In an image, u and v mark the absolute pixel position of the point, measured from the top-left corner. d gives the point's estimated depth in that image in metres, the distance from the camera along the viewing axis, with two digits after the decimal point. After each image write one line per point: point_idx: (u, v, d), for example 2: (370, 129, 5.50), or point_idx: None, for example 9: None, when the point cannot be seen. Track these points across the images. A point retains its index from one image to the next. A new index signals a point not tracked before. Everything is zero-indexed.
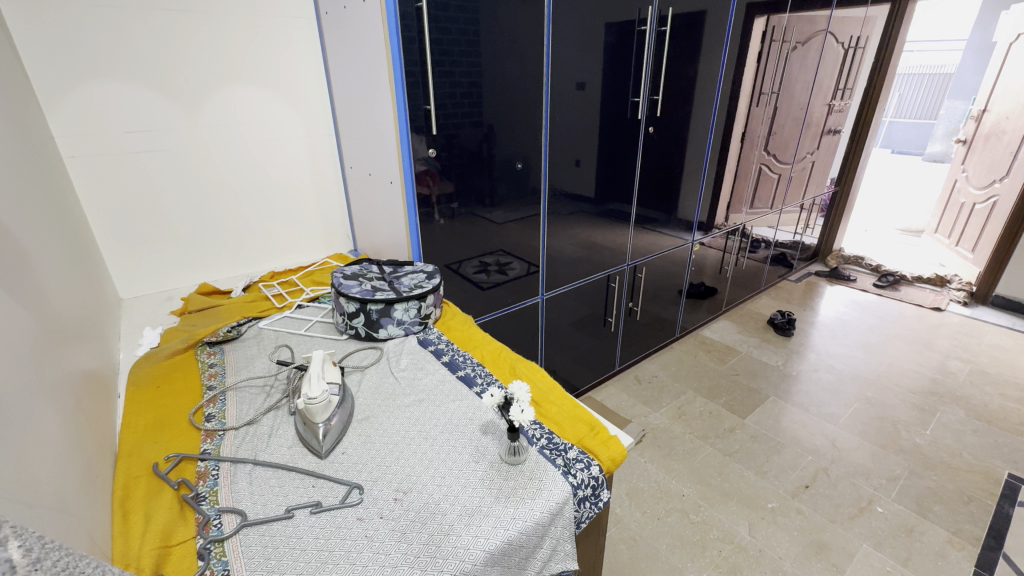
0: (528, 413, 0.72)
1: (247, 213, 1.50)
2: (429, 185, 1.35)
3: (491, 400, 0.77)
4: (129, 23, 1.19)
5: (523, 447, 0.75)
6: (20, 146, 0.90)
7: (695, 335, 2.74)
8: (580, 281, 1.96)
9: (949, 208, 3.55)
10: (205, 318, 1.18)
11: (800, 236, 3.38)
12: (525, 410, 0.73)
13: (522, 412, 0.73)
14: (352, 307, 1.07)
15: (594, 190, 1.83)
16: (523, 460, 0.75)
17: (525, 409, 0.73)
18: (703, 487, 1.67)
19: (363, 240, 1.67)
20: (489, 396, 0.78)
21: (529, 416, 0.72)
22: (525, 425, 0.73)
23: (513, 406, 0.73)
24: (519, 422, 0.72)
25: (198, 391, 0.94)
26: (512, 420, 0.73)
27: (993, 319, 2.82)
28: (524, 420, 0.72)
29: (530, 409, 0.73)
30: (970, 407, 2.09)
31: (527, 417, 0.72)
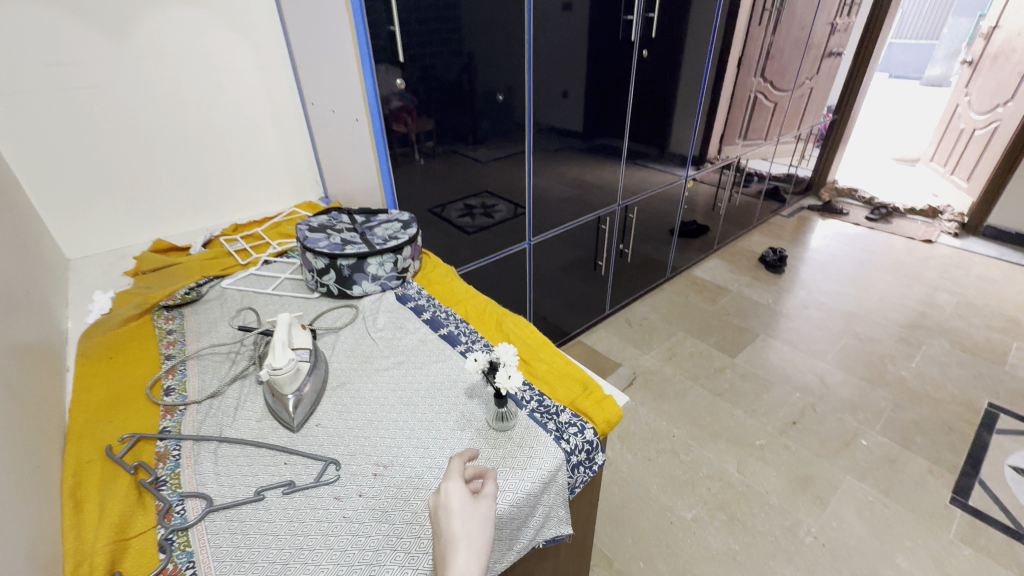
0: (516, 378, 0.66)
1: (201, 159, 1.35)
2: (406, 123, 1.23)
3: (475, 366, 0.71)
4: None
5: (511, 412, 0.70)
6: None
7: (686, 274, 2.69)
8: (569, 224, 1.86)
9: (948, 135, 3.43)
10: (161, 279, 1.08)
11: (795, 169, 3.27)
12: (512, 376, 0.66)
13: (509, 377, 0.67)
14: (321, 264, 0.98)
15: (582, 124, 1.69)
16: (511, 427, 0.70)
17: (513, 375, 0.67)
18: (693, 427, 1.69)
19: (333, 185, 1.53)
20: (473, 360, 0.71)
21: (517, 383, 0.66)
22: (513, 391, 0.67)
23: (499, 371, 0.67)
24: (506, 388, 0.66)
25: (155, 362, 0.86)
26: (499, 387, 0.67)
27: (982, 250, 2.81)
28: (512, 386, 0.66)
29: (518, 374, 0.67)
30: (955, 339, 2.11)
31: (515, 384, 0.66)
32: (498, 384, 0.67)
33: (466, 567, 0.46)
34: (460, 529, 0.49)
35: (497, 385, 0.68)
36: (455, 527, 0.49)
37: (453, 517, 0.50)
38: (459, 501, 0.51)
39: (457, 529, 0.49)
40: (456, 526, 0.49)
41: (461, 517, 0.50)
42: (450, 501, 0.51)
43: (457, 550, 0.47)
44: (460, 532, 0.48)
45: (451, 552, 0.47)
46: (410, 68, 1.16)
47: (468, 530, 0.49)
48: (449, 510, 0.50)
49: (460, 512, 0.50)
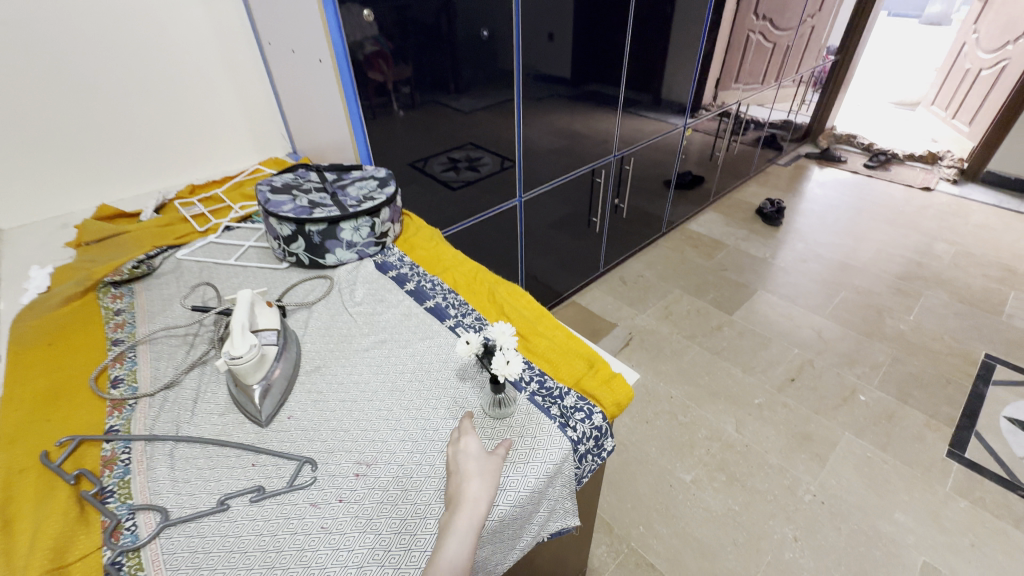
0: (515, 364, 0.57)
1: (144, 111, 1.16)
2: (383, 71, 1.08)
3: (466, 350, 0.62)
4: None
5: (510, 398, 0.61)
6: None
7: (682, 228, 2.60)
8: (562, 178, 1.73)
9: (952, 76, 3.29)
10: (107, 251, 0.95)
11: (794, 115, 3.12)
12: (512, 361, 0.57)
13: (507, 363, 0.58)
14: (287, 231, 0.86)
15: (570, 70, 1.53)
16: (510, 415, 0.61)
17: (512, 360, 0.58)
18: (691, 387, 1.65)
19: (300, 139, 1.38)
20: (464, 344, 0.62)
21: (516, 369, 0.57)
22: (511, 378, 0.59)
23: (495, 355, 0.58)
24: (504, 375, 0.57)
25: (101, 349, 0.75)
26: (496, 373, 0.58)
27: (981, 197, 2.75)
28: (511, 372, 0.57)
29: (517, 358, 0.58)
30: (953, 289, 2.08)
31: (514, 370, 0.57)
32: (494, 371, 0.58)
33: (478, 494, 0.49)
34: (473, 465, 0.51)
35: (492, 372, 0.59)
36: (469, 465, 0.50)
37: (469, 455, 0.52)
38: (475, 446, 0.53)
39: (472, 466, 0.51)
40: (471, 461, 0.51)
41: (474, 455, 0.52)
42: (466, 443, 0.53)
43: (468, 482, 0.49)
44: (474, 468, 0.50)
45: (464, 484, 0.49)
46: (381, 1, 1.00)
47: (482, 465, 0.50)
48: (464, 451, 0.52)
49: (475, 455, 0.52)
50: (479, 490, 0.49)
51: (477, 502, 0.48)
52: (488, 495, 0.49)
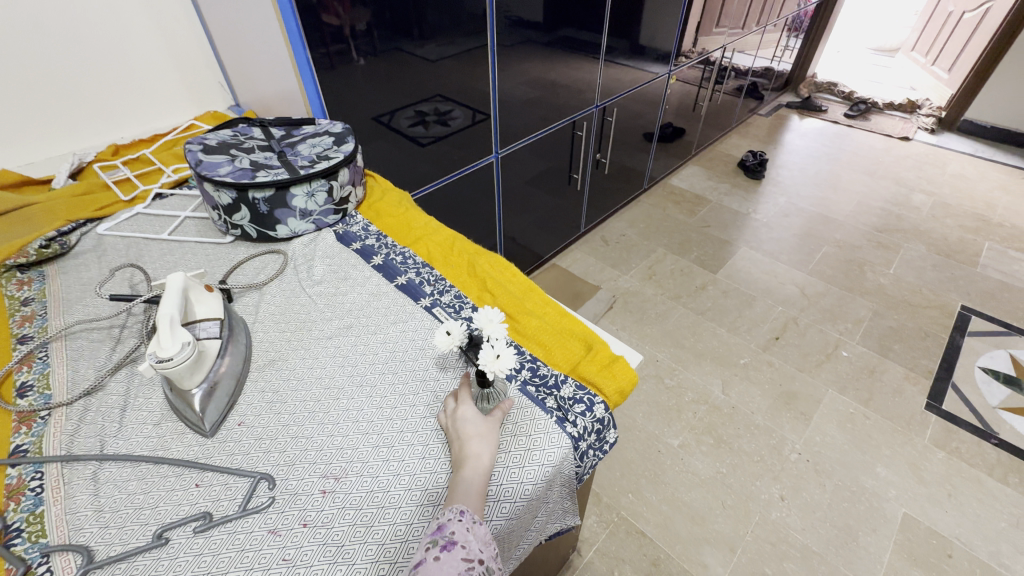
0: (506, 357, 0.48)
1: (40, 54, 0.95)
2: (338, 14, 0.93)
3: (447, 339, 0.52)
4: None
5: (500, 390, 0.53)
6: None
7: (663, 184, 2.51)
8: (540, 132, 1.60)
9: (933, 19, 3.21)
10: (11, 227, 0.80)
11: (776, 62, 3.01)
12: (501, 354, 0.48)
13: (497, 357, 0.49)
14: (228, 199, 0.73)
15: (545, 12, 1.37)
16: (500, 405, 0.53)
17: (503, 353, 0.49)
18: (677, 350, 1.61)
19: (244, 91, 1.20)
20: (444, 338, 0.53)
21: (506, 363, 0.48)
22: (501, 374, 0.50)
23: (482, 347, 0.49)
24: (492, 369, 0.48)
25: (5, 349, 0.62)
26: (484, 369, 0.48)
27: (958, 147, 2.74)
28: (502, 368, 0.48)
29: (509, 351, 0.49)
30: (930, 241, 2.09)
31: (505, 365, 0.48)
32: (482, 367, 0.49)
33: (480, 451, 0.48)
34: (472, 424, 0.49)
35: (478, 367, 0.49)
36: (466, 428, 0.49)
37: (466, 412, 0.51)
38: (472, 411, 0.51)
39: (470, 425, 0.49)
40: (469, 419, 0.50)
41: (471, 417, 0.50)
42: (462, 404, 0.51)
43: (469, 439, 0.48)
44: (473, 431, 0.49)
45: (463, 445, 0.48)
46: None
47: (482, 422, 0.50)
48: (461, 409, 0.51)
49: (471, 417, 0.50)
50: (484, 445, 0.48)
51: (479, 459, 0.47)
52: (491, 450, 0.48)
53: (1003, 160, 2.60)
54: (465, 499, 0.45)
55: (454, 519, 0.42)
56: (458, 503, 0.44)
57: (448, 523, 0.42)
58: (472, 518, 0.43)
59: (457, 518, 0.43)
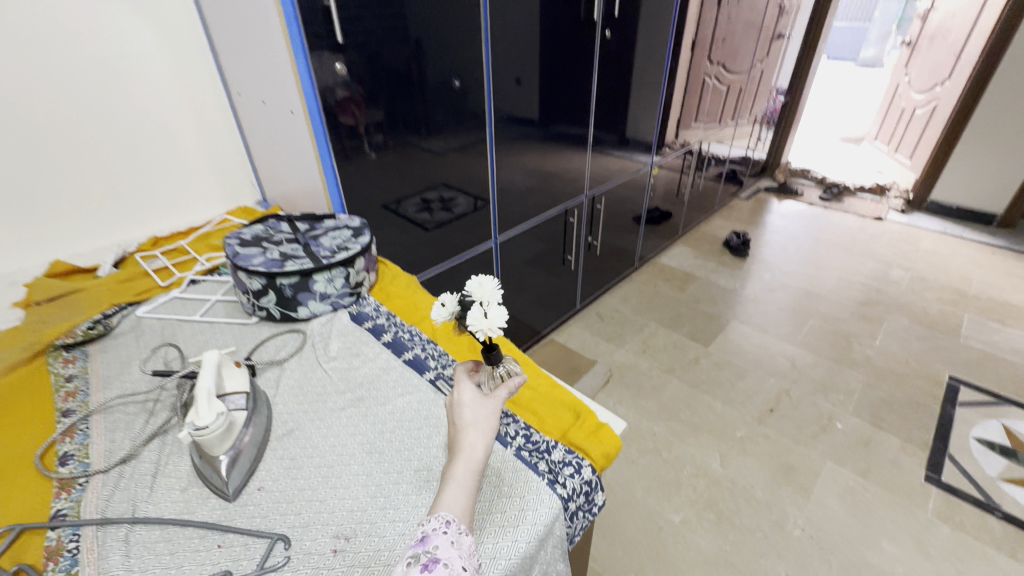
0: (495, 319, 0.61)
1: (101, 161, 1.11)
2: (354, 114, 1.09)
3: (443, 314, 0.65)
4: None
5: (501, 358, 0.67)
6: None
7: (653, 262, 2.65)
8: (536, 219, 1.76)
9: (890, 114, 3.57)
10: (60, 311, 0.90)
11: (751, 152, 3.29)
12: (491, 318, 0.61)
13: (488, 319, 0.62)
14: (257, 285, 0.83)
15: (538, 112, 1.57)
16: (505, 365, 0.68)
17: (489, 311, 0.62)
18: (673, 423, 1.64)
19: (272, 189, 1.35)
20: (438, 309, 0.65)
21: (497, 320, 0.61)
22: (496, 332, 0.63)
23: (469, 313, 0.62)
24: (486, 330, 0.61)
25: (49, 422, 0.69)
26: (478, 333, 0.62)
27: (928, 225, 2.92)
28: (492, 327, 0.61)
29: (496, 313, 0.61)
30: (911, 313, 2.18)
31: (495, 321, 0.61)
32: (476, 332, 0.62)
33: (474, 442, 0.53)
34: (469, 413, 0.56)
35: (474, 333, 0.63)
36: (463, 416, 0.56)
37: (465, 404, 0.57)
38: (469, 397, 0.58)
39: (467, 414, 0.56)
40: (470, 408, 0.57)
41: (474, 404, 0.57)
42: (462, 395, 0.59)
43: (465, 428, 0.55)
44: (468, 418, 0.55)
45: (461, 433, 0.54)
46: (353, 40, 1.01)
47: (476, 416, 0.56)
48: (459, 396, 0.58)
49: (468, 403, 0.57)
50: (479, 435, 0.54)
51: (473, 451, 0.53)
52: (484, 442, 0.54)
53: (972, 237, 2.77)
54: (450, 508, 0.48)
55: (437, 532, 0.45)
56: (444, 509, 0.47)
57: (433, 535, 0.45)
58: (457, 528, 0.46)
59: (442, 527, 0.46)
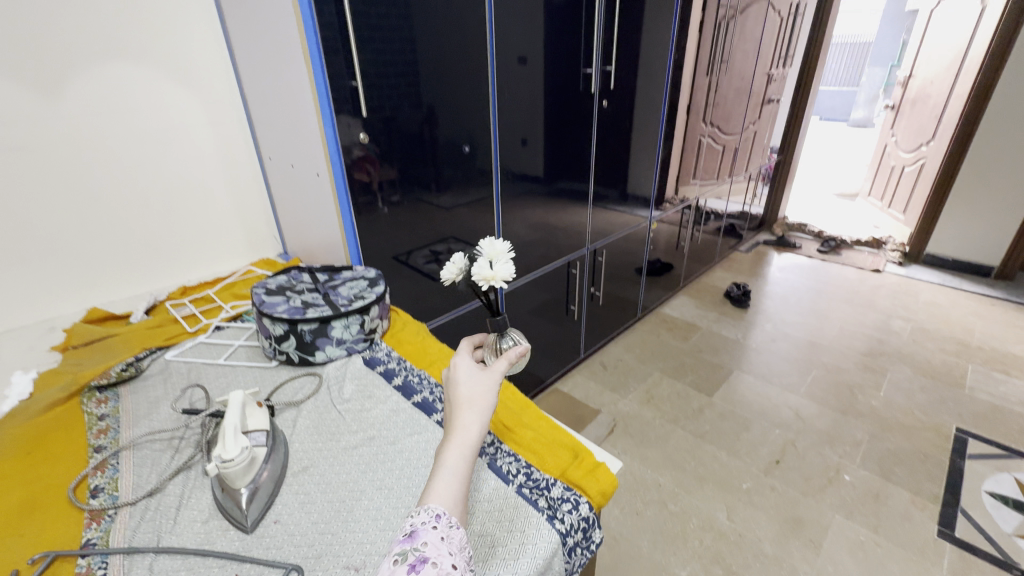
0: (500, 272, 0.68)
1: (143, 218, 1.22)
2: (369, 172, 1.18)
3: (452, 272, 0.72)
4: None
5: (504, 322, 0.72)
6: None
7: (656, 313, 2.71)
8: (540, 270, 1.84)
9: (881, 172, 3.73)
10: (95, 355, 0.96)
11: (748, 207, 3.41)
12: (495, 271, 0.68)
13: (493, 273, 0.68)
14: (280, 330, 0.89)
15: (543, 169, 1.69)
16: (511, 335, 0.73)
17: (495, 265, 0.69)
18: (678, 474, 1.63)
19: (293, 242, 1.45)
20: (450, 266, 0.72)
21: (501, 275, 0.68)
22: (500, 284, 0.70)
23: (475, 265, 0.69)
24: (491, 282, 0.68)
25: (82, 457, 0.74)
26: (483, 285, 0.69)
27: (926, 277, 2.98)
28: (496, 278, 0.68)
29: (501, 267, 0.68)
30: (914, 364, 2.19)
31: (498, 273, 0.68)
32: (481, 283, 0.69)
33: (468, 422, 0.53)
34: (465, 391, 0.56)
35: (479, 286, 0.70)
36: (459, 394, 0.56)
37: (459, 386, 0.57)
38: (465, 376, 0.58)
39: (462, 393, 0.56)
40: (465, 390, 0.57)
41: (470, 384, 0.57)
42: (458, 375, 0.59)
43: (460, 408, 0.55)
44: (463, 397, 0.55)
45: (456, 413, 0.54)
46: (375, 108, 1.14)
47: (470, 397, 0.56)
48: (457, 375, 0.59)
49: (464, 381, 0.57)
50: (472, 417, 0.54)
51: (466, 431, 0.53)
52: (477, 423, 0.53)
53: (971, 288, 2.81)
54: (441, 500, 0.47)
55: (426, 527, 0.45)
56: (436, 501, 0.47)
57: (422, 529, 0.45)
58: (448, 521, 0.46)
59: (432, 521, 0.46)
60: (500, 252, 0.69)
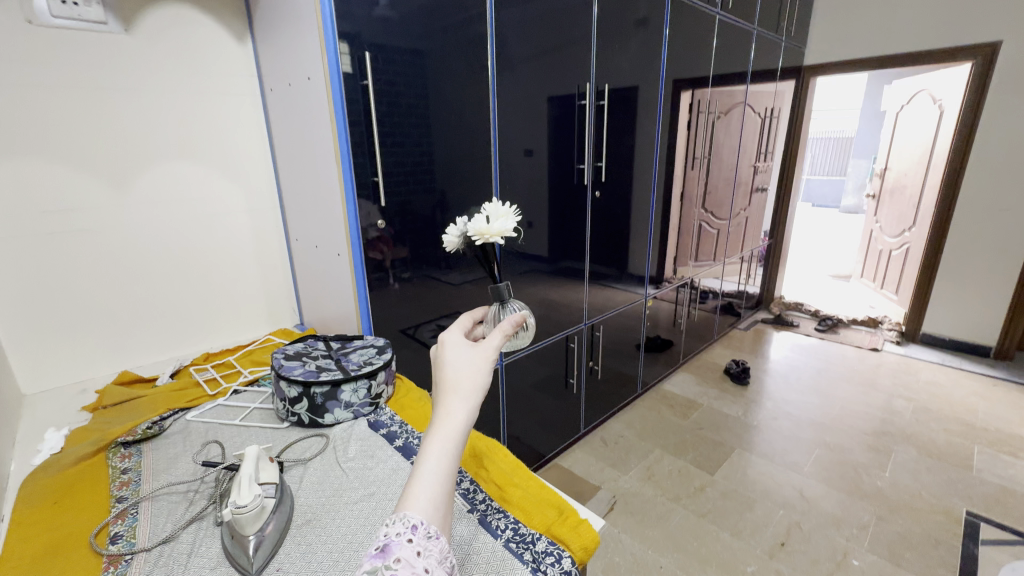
0: (496, 226, 0.69)
1: (179, 291, 1.35)
2: (382, 250, 1.32)
3: (452, 240, 0.73)
4: (59, 91, 1.09)
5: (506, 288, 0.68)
6: None
7: (657, 389, 2.73)
8: (540, 343, 1.92)
9: (870, 255, 3.90)
10: (123, 414, 1.05)
11: (744, 286, 3.53)
12: (491, 224, 0.69)
13: (489, 227, 0.70)
14: (294, 392, 0.98)
15: (547, 250, 1.86)
16: (514, 304, 0.69)
17: (491, 222, 0.70)
18: (680, 554, 1.59)
19: (310, 314, 1.57)
20: (448, 235, 0.73)
21: (496, 229, 0.69)
22: (498, 240, 0.71)
23: (471, 222, 0.70)
24: (486, 237, 0.70)
25: (104, 507, 0.80)
26: (479, 240, 0.70)
27: (925, 357, 3.01)
28: (494, 232, 0.69)
29: (497, 222, 0.69)
30: (919, 444, 2.17)
31: (492, 227, 0.69)
32: (477, 239, 0.71)
33: (454, 410, 0.48)
34: (453, 374, 0.50)
35: (477, 243, 0.71)
36: (445, 378, 0.50)
37: (446, 366, 0.51)
38: (455, 356, 0.52)
39: (450, 376, 0.50)
40: (452, 374, 0.50)
41: (458, 365, 0.51)
42: (446, 353, 0.53)
43: (446, 396, 0.49)
44: (450, 381, 0.49)
45: (442, 400, 0.49)
46: (393, 197, 1.30)
47: (457, 380, 0.49)
48: (445, 354, 0.52)
49: (452, 362, 0.51)
50: (457, 406, 0.48)
51: (452, 422, 0.47)
52: (465, 411, 0.48)
53: (971, 368, 2.84)
54: (419, 508, 0.43)
55: (401, 539, 0.41)
56: (414, 510, 0.43)
57: (396, 543, 0.41)
58: (426, 532, 0.43)
59: (407, 533, 0.42)
60: (496, 209, 0.71)
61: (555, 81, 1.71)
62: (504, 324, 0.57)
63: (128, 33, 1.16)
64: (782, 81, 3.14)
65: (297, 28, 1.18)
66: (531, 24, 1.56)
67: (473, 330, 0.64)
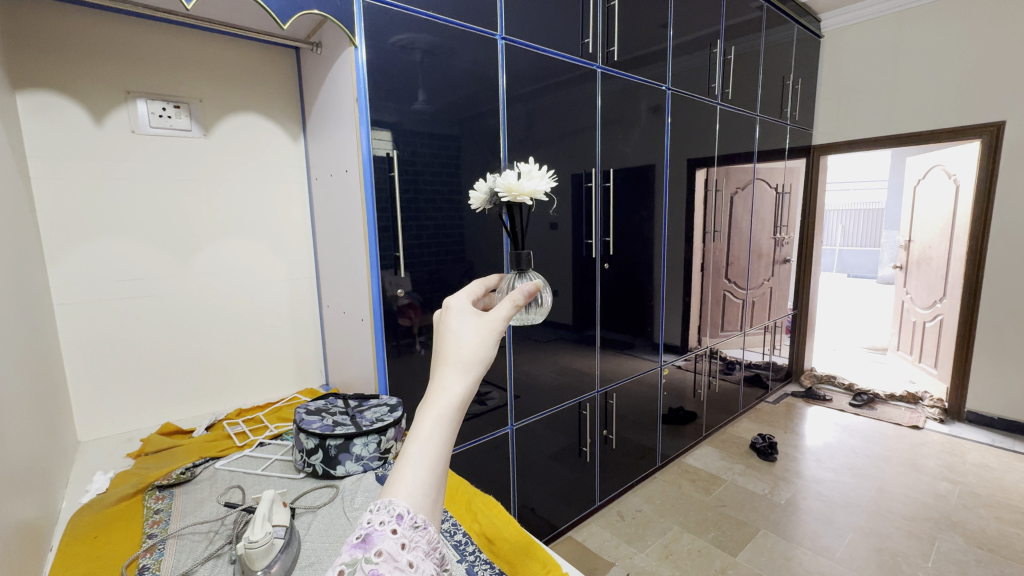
0: (527, 184, 0.71)
1: (220, 349, 1.51)
2: (410, 317, 1.46)
3: (479, 198, 0.77)
4: (143, 181, 1.33)
5: (527, 256, 0.74)
6: (23, 311, 0.99)
7: (679, 462, 2.65)
8: (555, 409, 1.95)
9: (904, 327, 3.79)
10: (160, 461, 1.17)
11: (771, 357, 3.45)
12: (520, 182, 0.71)
13: (522, 184, 0.71)
14: (311, 443, 1.08)
15: (569, 318, 1.95)
16: (530, 275, 0.73)
17: (521, 178, 0.72)
18: None
19: (336, 374, 1.69)
20: (477, 193, 0.77)
21: (524, 187, 0.71)
22: (526, 199, 0.73)
23: (502, 177, 0.72)
24: (514, 193, 0.72)
25: (136, 541, 0.89)
26: (507, 198, 0.73)
27: (972, 436, 2.82)
28: (523, 190, 0.71)
29: (529, 182, 0.71)
30: (967, 533, 2.01)
31: (522, 185, 0.71)
32: (506, 195, 0.73)
33: (450, 385, 0.47)
34: (453, 345, 0.50)
35: (505, 200, 0.74)
36: (445, 350, 0.49)
37: (448, 335, 0.50)
38: (457, 324, 0.52)
39: (450, 348, 0.50)
40: (450, 348, 0.50)
41: (460, 335, 0.50)
42: (450, 322, 0.52)
43: (444, 370, 0.48)
44: (449, 354, 0.49)
45: (439, 372, 0.48)
46: (415, 268, 1.45)
47: (458, 349, 0.49)
48: (450, 325, 0.52)
49: (454, 333, 0.51)
50: (452, 383, 0.47)
51: (446, 398, 0.47)
52: (462, 385, 0.47)
53: None
54: (407, 497, 0.43)
55: (383, 529, 0.42)
56: (400, 498, 0.43)
57: (378, 534, 0.41)
58: (412, 522, 0.43)
59: (392, 523, 0.42)
60: (528, 169, 0.72)
61: (568, 164, 1.88)
62: (515, 292, 0.55)
63: (206, 137, 1.42)
64: (791, 159, 3.28)
65: (340, 127, 1.41)
66: (542, 117, 1.76)
67: (487, 298, 0.64)
